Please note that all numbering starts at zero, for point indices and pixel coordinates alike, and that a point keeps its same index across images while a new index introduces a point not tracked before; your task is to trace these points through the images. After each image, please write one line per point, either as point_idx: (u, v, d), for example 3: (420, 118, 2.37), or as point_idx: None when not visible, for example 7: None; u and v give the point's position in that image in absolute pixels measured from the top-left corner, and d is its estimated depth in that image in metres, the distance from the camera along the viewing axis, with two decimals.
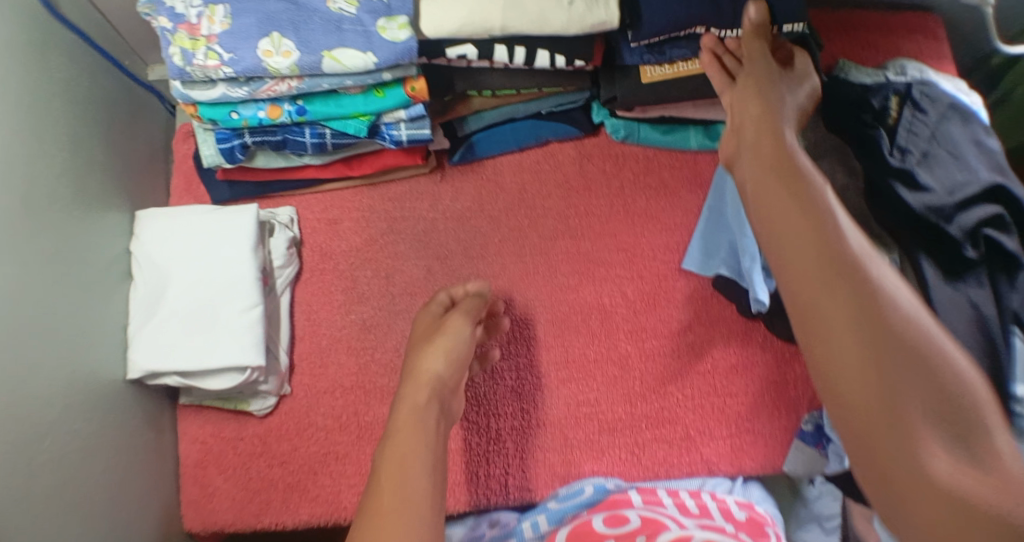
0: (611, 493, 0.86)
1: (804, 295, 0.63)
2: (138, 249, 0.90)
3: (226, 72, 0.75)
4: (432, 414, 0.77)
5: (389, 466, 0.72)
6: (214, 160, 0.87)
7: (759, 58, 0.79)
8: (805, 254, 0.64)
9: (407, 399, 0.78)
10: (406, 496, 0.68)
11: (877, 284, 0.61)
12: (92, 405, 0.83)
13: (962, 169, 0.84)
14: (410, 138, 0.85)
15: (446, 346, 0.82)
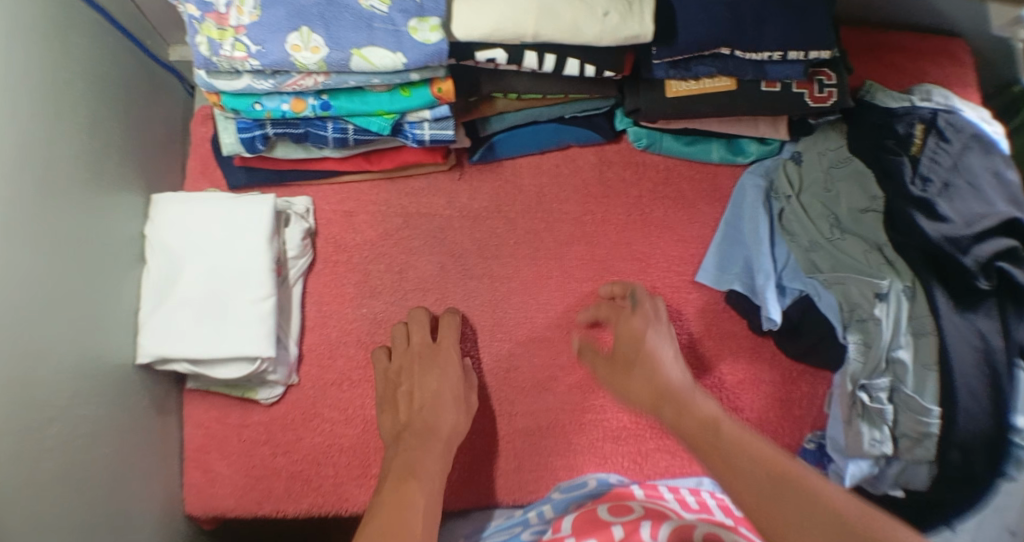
0: (614, 486, 0.87)
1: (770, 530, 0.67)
2: (152, 232, 0.91)
3: (253, 65, 0.74)
4: (428, 449, 0.83)
5: (407, 488, 0.78)
6: (235, 149, 0.87)
7: (624, 333, 0.89)
8: (758, 481, 0.70)
9: (409, 439, 0.83)
10: (416, 520, 0.75)
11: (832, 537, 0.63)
12: (101, 388, 0.83)
13: (980, 203, 0.83)
14: (433, 138, 0.85)
15: (455, 416, 0.87)
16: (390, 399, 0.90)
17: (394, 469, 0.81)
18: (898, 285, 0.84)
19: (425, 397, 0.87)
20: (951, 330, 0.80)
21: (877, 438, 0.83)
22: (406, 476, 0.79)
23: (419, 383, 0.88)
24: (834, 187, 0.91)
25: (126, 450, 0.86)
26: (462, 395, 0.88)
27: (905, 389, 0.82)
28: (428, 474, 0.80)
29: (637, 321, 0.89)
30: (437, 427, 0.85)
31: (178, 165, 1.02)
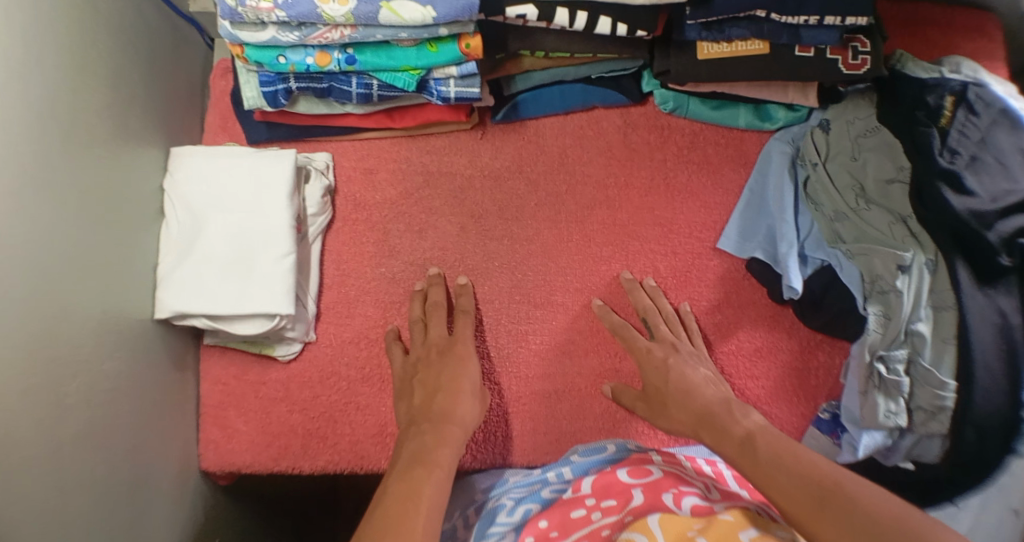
0: (632, 451, 0.88)
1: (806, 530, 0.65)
2: (171, 187, 0.89)
3: (279, 16, 0.72)
4: (439, 445, 0.78)
5: (417, 475, 0.74)
6: (255, 103, 0.85)
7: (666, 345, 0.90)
8: (796, 489, 0.68)
9: (418, 437, 0.79)
10: (421, 511, 0.70)
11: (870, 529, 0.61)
12: (122, 344, 0.83)
13: (1006, 178, 0.82)
14: (458, 96, 0.83)
15: (468, 405, 0.83)
16: (406, 388, 0.87)
17: (405, 455, 0.77)
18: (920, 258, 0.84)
19: (442, 384, 0.84)
20: (972, 305, 0.80)
21: (892, 410, 0.84)
22: (415, 463, 0.75)
23: (434, 372, 0.86)
24: (861, 157, 0.90)
25: (144, 406, 0.86)
26: (475, 387, 0.86)
27: (923, 363, 0.83)
28: (441, 462, 0.76)
29: (657, 354, 0.89)
30: (451, 414, 0.81)
31: (196, 118, 1.00)
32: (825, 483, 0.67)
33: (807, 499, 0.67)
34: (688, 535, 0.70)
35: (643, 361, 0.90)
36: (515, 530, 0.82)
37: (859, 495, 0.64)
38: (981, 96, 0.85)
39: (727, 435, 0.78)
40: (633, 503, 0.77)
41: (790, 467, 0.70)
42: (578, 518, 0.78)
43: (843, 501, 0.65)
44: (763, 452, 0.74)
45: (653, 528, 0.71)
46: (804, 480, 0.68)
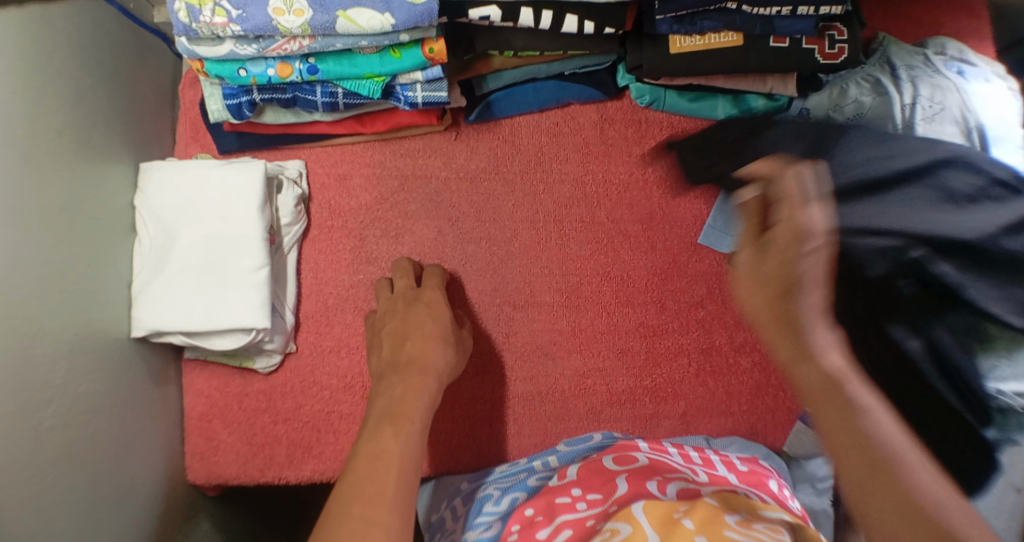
0: (618, 439, 0.89)
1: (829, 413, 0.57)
2: (142, 202, 0.89)
3: (234, 30, 0.72)
4: (412, 399, 0.75)
5: (386, 433, 0.71)
6: (221, 116, 0.85)
7: (755, 288, 0.63)
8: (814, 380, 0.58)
9: (388, 390, 0.77)
10: (390, 472, 0.67)
11: (891, 462, 0.53)
12: (98, 365, 0.82)
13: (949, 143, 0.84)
14: (426, 100, 0.82)
15: (438, 353, 0.81)
16: (376, 342, 0.86)
17: (377, 410, 0.75)
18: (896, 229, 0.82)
19: (413, 333, 0.82)
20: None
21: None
22: (386, 420, 0.73)
23: (402, 319, 0.84)
24: None
25: (125, 423, 0.85)
26: (447, 335, 0.84)
27: None
28: (411, 415, 0.74)
29: (786, 224, 0.61)
30: (422, 360, 0.80)
31: (167, 130, 0.99)
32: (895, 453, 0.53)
33: (865, 470, 0.53)
34: (673, 517, 0.68)
35: (761, 260, 0.63)
36: (501, 519, 0.79)
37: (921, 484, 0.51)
38: (936, 75, 0.88)
39: (805, 361, 0.59)
40: (617, 492, 0.76)
41: (848, 439, 0.55)
42: (563, 505, 0.77)
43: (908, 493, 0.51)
44: (846, 404, 0.56)
45: (638, 515, 0.70)
46: (838, 403, 0.57)
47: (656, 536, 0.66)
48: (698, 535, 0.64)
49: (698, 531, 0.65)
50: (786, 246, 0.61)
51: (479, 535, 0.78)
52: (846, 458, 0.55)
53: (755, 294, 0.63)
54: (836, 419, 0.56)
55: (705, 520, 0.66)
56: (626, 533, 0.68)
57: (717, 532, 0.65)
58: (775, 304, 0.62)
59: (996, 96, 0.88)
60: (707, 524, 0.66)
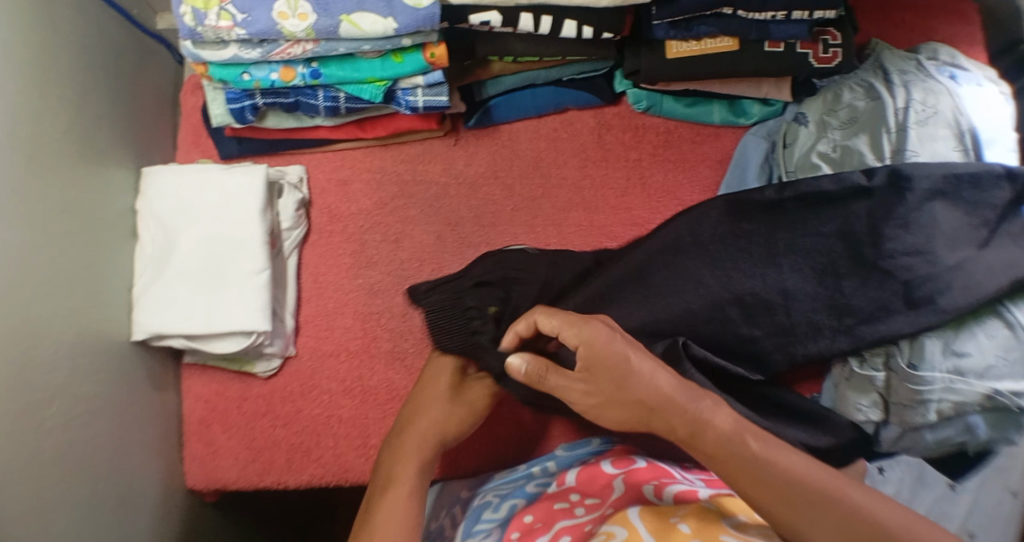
0: (616, 444, 0.88)
1: (751, 469, 0.64)
2: (145, 206, 0.89)
3: (239, 34, 0.73)
4: (409, 463, 0.76)
5: (381, 500, 0.73)
6: (224, 120, 0.86)
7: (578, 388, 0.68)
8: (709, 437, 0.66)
9: (390, 454, 0.79)
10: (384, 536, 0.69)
11: (789, 469, 0.64)
12: (98, 367, 0.82)
13: (941, 144, 0.87)
14: (426, 105, 0.83)
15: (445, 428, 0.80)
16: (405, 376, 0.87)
17: (379, 477, 0.77)
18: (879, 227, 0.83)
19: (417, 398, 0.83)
20: (885, 283, 0.80)
21: (863, 403, 0.82)
22: (382, 486, 0.75)
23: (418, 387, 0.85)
24: (838, 145, 0.89)
25: (126, 426, 0.85)
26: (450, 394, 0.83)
27: (900, 358, 0.79)
28: (404, 476, 0.75)
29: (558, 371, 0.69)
30: (416, 422, 0.81)
31: (168, 135, 1.00)
32: (823, 488, 0.63)
33: (790, 502, 0.62)
34: (669, 522, 0.71)
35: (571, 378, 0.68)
36: (502, 525, 0.80)
37: (851, 499, 0.62)
38: (930, 78, 0.91)
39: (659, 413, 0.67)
40: (613, 495, 0.79)
41: (763, 466, 0.64)
42: (562, 510, 0.79)
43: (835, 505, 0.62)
44: (754, 458, 0.64)
45: (634, 520, 0.72)
46: (727, 439, 0.66)
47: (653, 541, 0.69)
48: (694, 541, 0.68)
49: (694, 536, 0.68)
50: (593, 358, 0.66)
51: None
52: (770, 498, 0.63)
53: (616, 409, 0.68)
54: (736, 462, 0.65)
55: (702, 526, 0.69)
56: (621, 536, 0.71)
57: (712, 536, 0.68)
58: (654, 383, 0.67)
59: (990, 100, 0.90)
60: (703, 529, 0.69)
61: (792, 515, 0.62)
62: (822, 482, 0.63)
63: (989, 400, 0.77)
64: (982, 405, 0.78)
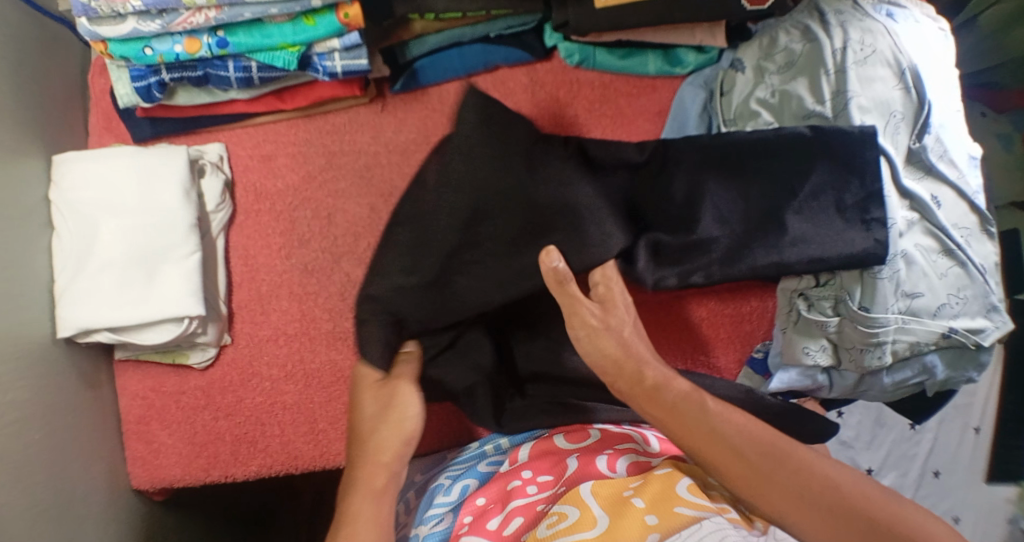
0: None
1: (723, 448, 0.69)
2: (58, 195, 0.84)
3: (135, 6, 0.69)
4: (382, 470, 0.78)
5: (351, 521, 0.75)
6: (131, 100, 0.80)
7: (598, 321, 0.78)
8: (685, 423, 0.72)
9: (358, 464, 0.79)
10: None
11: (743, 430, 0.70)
12: (23, 370, 0.77)
13: (881, 83, 0.86)
14: (346, 69, 0.78)
15: (405, 406, 0.79)
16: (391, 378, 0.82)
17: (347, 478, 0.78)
18: (853, 197, 0.85)
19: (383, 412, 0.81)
20: (814, 241, 0.85)
21: (813, 348, 0.87)
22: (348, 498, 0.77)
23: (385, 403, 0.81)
24: (777, 89, 0.89)
25: (58, 430, 0.81)
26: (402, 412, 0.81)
27: (852, 302, 0.85)
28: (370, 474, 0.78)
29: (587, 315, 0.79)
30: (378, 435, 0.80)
31: (80, 120, 0.94)
32: (763, 441, 0.69)
33: (753, 473, 0.67)
34: (623, 496, 0.67)
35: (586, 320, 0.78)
36: (454, 510, 0.77)
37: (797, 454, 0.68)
38: (865, 16, 0.89)
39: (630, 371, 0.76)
40: (567, 471, 0.75)
41: (716, 430, 0.70)
42: (515, 490, 0.75)
43: (786, 464, 0.67)
44: (702, 417, 0.71)
45: (585, 498, 0.68)
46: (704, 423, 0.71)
47: (606, 519, 0.65)
48: (648, 515, 0.64)
49: (648, 509, 0.65)
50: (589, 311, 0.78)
51: (431, 530, 0.75)
52: (727, 466, 0.68)
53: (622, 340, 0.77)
54: (694, 432, 0.71)
55: (658, 497, 0.66)
56: (574, 518, 0.66)
57: (666, 510, 0.64)
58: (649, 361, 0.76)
59: (924, 38, 0.90)
60: (657, 501, 0.65)
61: (747, 480, 0.67)
62: (768, 439, 0.69)
63: (944, 338, 0.86)
64: (937, 344, 0.87)
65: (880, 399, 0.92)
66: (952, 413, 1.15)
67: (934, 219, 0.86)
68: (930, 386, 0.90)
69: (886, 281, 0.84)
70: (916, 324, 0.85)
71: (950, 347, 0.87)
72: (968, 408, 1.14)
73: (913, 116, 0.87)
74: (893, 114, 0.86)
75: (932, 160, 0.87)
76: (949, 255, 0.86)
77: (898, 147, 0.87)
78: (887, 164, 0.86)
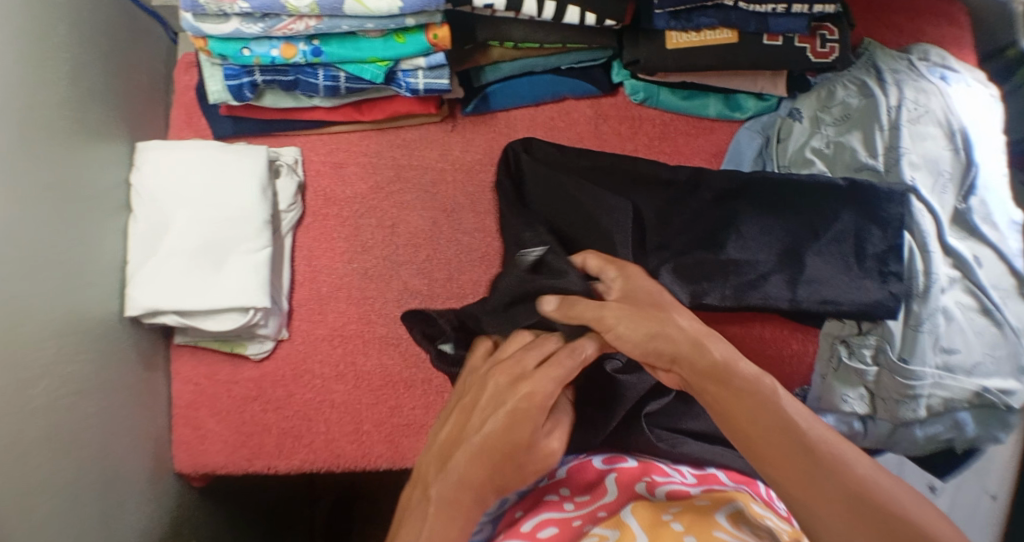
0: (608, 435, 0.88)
1: (758, 436, 0.64)
2: (139, 181, 0.88)
3: (242, 8, 0.72)
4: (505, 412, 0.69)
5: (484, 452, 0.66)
6: (220, 97, 0.85)
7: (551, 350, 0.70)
8: (732, 397, 0.66)
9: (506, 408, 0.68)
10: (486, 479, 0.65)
11: (794, 422, 0.64)
12: (88, 345, 0.80)
13: (932, 142, 0.90)
14: (427, 87, 0.83)
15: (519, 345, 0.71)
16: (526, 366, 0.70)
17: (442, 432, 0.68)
18: (874, 247, 0.87)
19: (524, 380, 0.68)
20: (860, 283, 0.86)
21: (851, 396, 0.89)
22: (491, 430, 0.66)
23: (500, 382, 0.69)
24: (832, 140, 0.93)
25: (113, 406, 0.83)
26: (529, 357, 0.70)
27: (892, 352, 0.87)
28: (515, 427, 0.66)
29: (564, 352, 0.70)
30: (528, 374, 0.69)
31: (161, 111, 0.99)
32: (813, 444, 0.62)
33: (792, 468, 0.62)
34: (662, 520, 0.68)
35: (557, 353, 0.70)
36: (493, 520, 0.78)
37: (848, 462, 0.61)
38: (920, 78, 0.93)
39: (681, 358, 0.69)
40: (605, 496, 0.76)
41: (767, 414, 0.64)
42: (552, 504, 0.76)
43: (833, 469, 0.61)
44: (748, 396, 0.65)
45: (626, 520, 0.70)
46: (763, 410, 0.64)
47: (644, 537, 0.66)
48: (686, 537, 0.65)
49: (687, 531, 0.66)
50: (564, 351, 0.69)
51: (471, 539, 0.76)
52: (774, 457, 0.63)
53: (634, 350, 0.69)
54: (750, 421, 0.65)
55: (695, 522, 0.67)
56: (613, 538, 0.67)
57: (705, 532, 0.65)
58: (683, 322, 0.70)
59: (976, 101, 0.94)
60: (695, 526, 0.66)
61: (785, 471, 0.62)
62: (826, 441, 0.63)
63: (976, 397, 0.87)
64: (970, 402, 0.88)
65: (907, 451, 0.93)
66: (971, 477, 1.15)
67: (976, 279, 0.88)
68: (958, 443, 0.91)
69: (921, 334, 0.85)
70: (951, 379, 0.86)
71: (983, 405, 0.89)
72: (986, 474, 1.15)
73: (959, 176, 0.90)
74: (942, 173, 0.89)
75: (976, 221, 0.89)
76: (986, 314, 0.88)
77: (944, 205, 0.89)
78: (932, 220, 0.88)
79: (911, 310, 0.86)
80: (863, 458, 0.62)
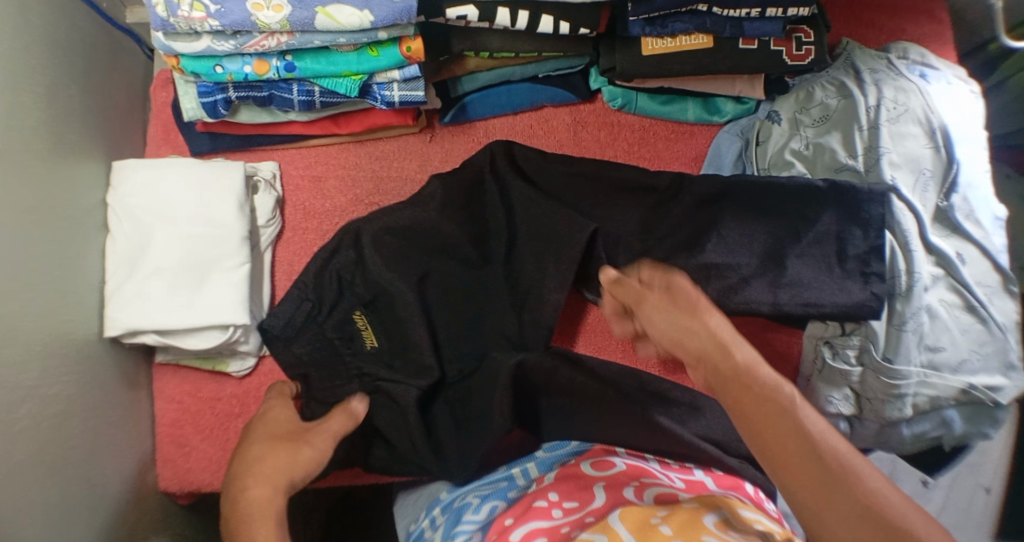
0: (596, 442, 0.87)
1: (768, 429, 0.61)
2: (116, 200, 0.87)
3: (212, 25, 0.72)
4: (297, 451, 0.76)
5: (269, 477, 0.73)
6: (196, 115, 0.85)
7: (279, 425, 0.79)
8: (745, 388, 0.64)
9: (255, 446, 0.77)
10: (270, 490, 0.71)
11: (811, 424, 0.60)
12: (70, 366, 0.80)
13: (912, 140, 0.90)
14: (403, 99, 0.83)
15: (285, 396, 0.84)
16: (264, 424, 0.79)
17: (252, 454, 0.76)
18: (855, 248, 0.87)
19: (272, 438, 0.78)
20: (843, 285, 0.87)
21: (836, 396, 0.90)
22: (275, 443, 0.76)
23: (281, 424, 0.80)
24: (811, 142, 0.93)
25: (96, 427, 0.83)
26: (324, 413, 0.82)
27: (875, 352, 0.87)
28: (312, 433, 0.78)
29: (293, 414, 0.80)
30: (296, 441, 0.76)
31: (138, 128, 0.98)
32: (834, 450, 0.59)
33: (797, 462, 0.59)
34: (650, 523, 0.68)
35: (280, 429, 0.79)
36: (482, 528, 0.77)
37: (867, 477, 0.57)
38: (900, 76, 0.93)
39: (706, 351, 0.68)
40: (593, 502, 0.75)
41: (777, 408, 0.62)
42: (538, 509, 0.75)
43: (846, 476, 0.57)
44: (762, 394, 0.63)
45: (613, 524, 0.69)
46: (775, 408, 0.62)
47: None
48: None
49: (675, 535, 0.65)
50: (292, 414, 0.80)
51: None
52: (774, 454, 0.60)
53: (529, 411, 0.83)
54: (759, 416, 0.62)
55: (684, 526, 0.66)
56: None
57: (693, 536, 0.64)
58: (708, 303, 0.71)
59: (956, 99, 0.94)
60: (685, 530, 0.66)
61: (787, 466, 0.59)
62: (843, 450, 0.58)
63: (963, 394, 0.87)
64: (956, 400, 0.88)
65: (897, 450, 0.93)
66: (964, 471, 1.15)
67: (962, 277, 0.87)
68: (947, 440, 0.91)
69: (905, 333, 0.85)
70: (937, 377, 0.86)
71: (969, 403, 0.89)
72: (979, 468, 1.15)
73: (941, 174, 0.90)
74: (922, 171, 0.89)
75: (958, 219, 0.89)
76: (971, 311, 0.88)
77: (926, 204, 0.89)
78: (914, 219, 0.88)
79: (894, 309, 0.86)
80: (880, 472, 0.58)
